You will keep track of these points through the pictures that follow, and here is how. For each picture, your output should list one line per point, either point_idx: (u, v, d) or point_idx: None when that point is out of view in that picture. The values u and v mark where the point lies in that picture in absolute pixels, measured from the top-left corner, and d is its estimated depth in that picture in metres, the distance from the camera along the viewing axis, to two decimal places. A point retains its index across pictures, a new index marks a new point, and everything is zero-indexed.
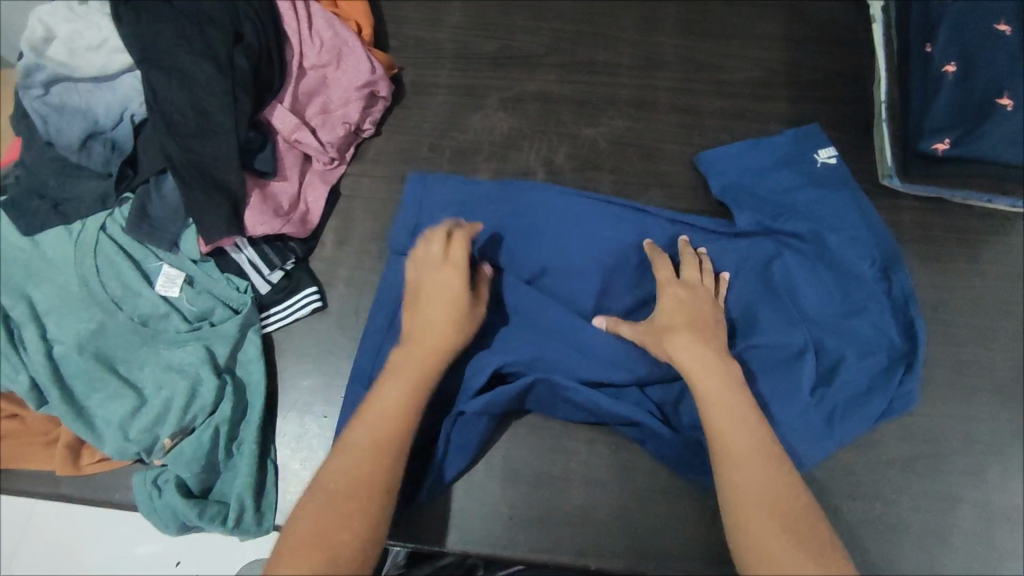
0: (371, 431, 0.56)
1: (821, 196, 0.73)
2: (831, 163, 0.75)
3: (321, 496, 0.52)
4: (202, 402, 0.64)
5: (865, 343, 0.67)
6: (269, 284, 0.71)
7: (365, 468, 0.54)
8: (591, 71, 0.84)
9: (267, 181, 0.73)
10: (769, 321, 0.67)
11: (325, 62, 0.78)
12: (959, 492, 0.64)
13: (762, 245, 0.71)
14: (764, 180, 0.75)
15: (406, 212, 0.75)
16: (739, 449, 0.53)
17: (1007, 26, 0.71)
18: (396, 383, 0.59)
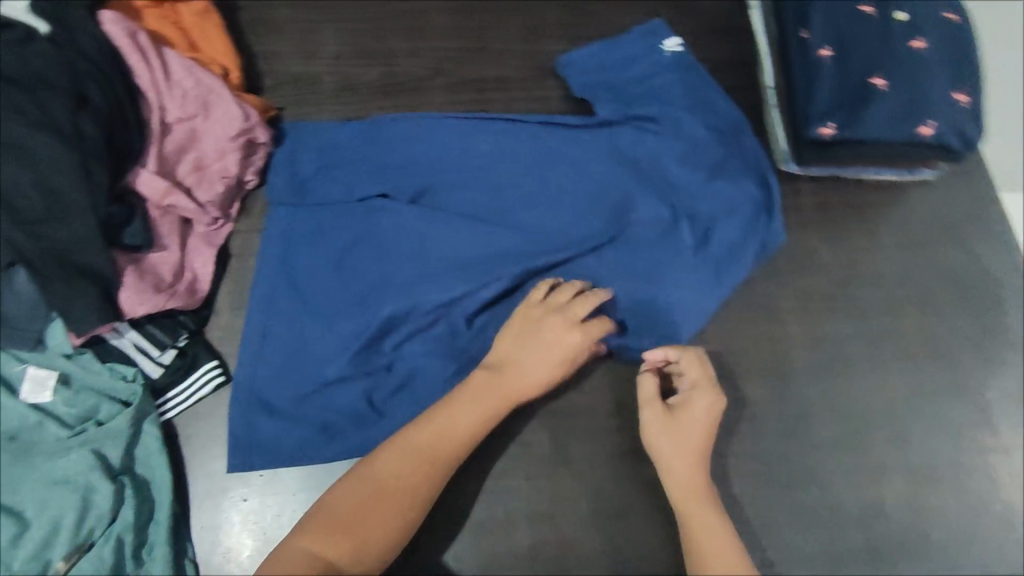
0: (440, 417, 0.58)
1: (686, 98, 0.78)
2: (678, 51, 0.81)
3: (369, 473, 0.55)
4: (98, 512, 0.58)
5: (731, 199, 0.74)
6: (161, 367, 0.65)
7: (433, 450, 0.56)
8: (479, 89, 0.84)
9: (143, 254, 0.67)
10: (639, 198, 0.73)
11: (190, 113, 0.72)
12: (886, 463, 0.66)
13: (624, 133, 0.76)
14: (618, 85, 0.80)
15: (279, 165, 0.76)
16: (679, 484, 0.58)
17: (869, 7, 0.73)
18: (473, 401, 0.59)
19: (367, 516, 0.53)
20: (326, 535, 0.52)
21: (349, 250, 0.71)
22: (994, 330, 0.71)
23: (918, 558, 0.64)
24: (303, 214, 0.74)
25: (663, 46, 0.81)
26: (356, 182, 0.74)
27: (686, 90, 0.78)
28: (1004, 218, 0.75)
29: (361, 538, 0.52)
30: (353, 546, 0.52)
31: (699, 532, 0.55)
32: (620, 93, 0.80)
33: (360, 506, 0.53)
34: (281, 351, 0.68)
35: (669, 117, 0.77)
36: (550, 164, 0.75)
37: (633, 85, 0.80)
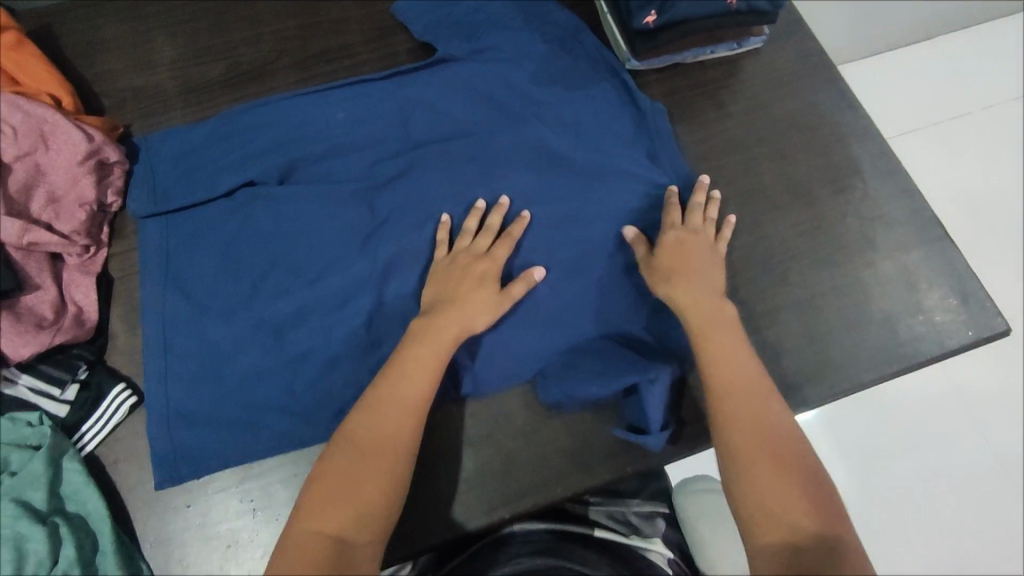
0: (399, 391, 0.59)
1: (526, 26, 0.80)
2: None
3: (348, 453, 0.56)
4: (37, 558, 0.57)
5: (583, 117, 0.77)
6: (67, 404, 0.63)
7: (404, 415, 0.58)
8: (327, 61, 0.84)
9: (15, 299, 0.64)
10: (501, 129, 0.76)
11: (29, 148, 0.69)
12: (777, 301, 0.72)
13: (472, 68, 0.78)
14: (460, 26, 0.81)
15: (138, 180, 0.74)
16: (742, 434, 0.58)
17: None
18: (421, 350, 0.61)
19: (364, 487, 0.55)
20: (329, 517, 0.53)
21: (229, 245, 0.71)
22: (840, 163, 0.79)
23: (823, 376, 0.69)
24: (173, 218, 0.72)
25: None
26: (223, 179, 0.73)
27: (522, 15, 0.81)
28: (830, 66, 0.84)
29: (364, 508, 0.54)
30: (356, 521, 0.54)
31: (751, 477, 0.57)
32: (465, 34, 0.80)
33: (353, 476, 0.55)
34: (186, 360, 0.67)
35: (510, 47, 0.79)
36: (414, 124, 0.76)
37: (474, 24, 0.81)
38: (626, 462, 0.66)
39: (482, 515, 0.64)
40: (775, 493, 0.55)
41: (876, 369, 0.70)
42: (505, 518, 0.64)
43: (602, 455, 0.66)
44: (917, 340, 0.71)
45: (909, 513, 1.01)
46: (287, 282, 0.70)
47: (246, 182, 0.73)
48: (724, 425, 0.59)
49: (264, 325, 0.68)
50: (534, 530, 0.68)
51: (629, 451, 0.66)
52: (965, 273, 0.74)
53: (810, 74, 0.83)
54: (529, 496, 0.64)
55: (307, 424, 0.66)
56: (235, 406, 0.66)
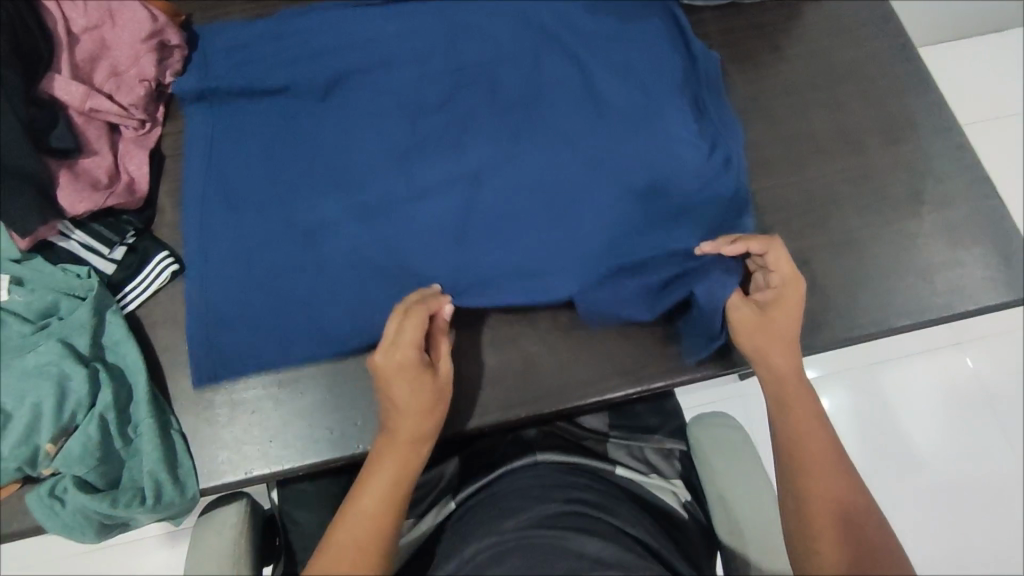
0: (380, 482, 0.56)
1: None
2: None
3: (338, 558, 0.53)
4: (77, 397, 0.59)
5: (638, 42, 0.75)
6: (114, 263, 0.66)
7: (384, 510, 0.56)
8: None
9: (74, 160, 0.67)
10: (552, 50, 0.75)
11: (96, 22, 0.72)
12: (812, 243, 0.71)
13: None
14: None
15: (194, 67, 0.76)
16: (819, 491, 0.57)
17: None
18: (403, 420, 0.58)
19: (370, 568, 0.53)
20: None
21: (272, 135, 0.73)
22: (893, 115, 0.77)
23: (852, 319, 0.69)
24: (222, 104, 0.74)
25: None
26: (275, 75, 0.74)
27: None
28: (893, 20, 0.82)
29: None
30: None
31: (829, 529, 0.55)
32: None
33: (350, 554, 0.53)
34: (223, 238, 0.68)
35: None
36: (466, 36, 0.76)
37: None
38: (642, 380, 0.67)
39: (496, 415, 0.65)
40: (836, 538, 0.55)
41: (908, 316, 0.69)
42: (520, 418, 0.65)
43: (620, 370, 0.67)
44: (954, 294, 0.70)
45: (908, 488, 1.03)
46: (327, 174, 0.71)
47: (296, 76, 0.74)
48: (792, 430, 0.60)
49: (302, 212, 0.69)
50: (555, 462, 0.69)
51: (646, 370, 0.67)
52: (1012, 235, 0.73)
53: (872, 26, 0.82)
54: (544, 399, 0.66)
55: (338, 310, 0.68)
56: (267, 286, 0.67)
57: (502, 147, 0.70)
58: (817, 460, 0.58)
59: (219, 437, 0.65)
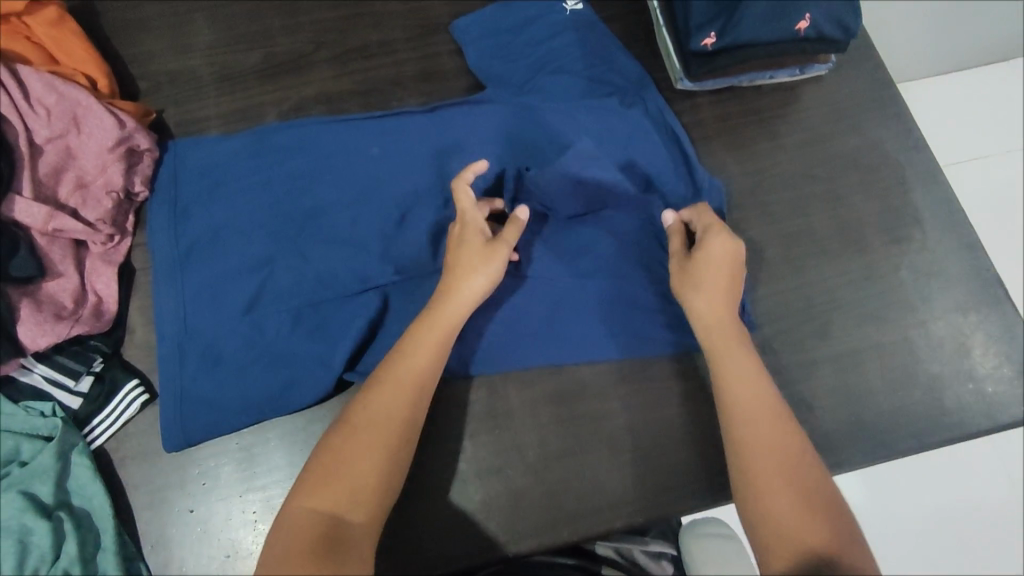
0: (402, 369, 0.57)
1: (578, 41, 0.76)
2: (578, 9, 0.78)
3: (356, 423, 0.55)
4: (39, 552, 0.57)
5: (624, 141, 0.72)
6: (80, 397, 0.63)
7: (416, 378, 0.57)
8: (366, 56, 0.80)
9: (37, 285, 0.64)
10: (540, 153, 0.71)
11: (61, 131, 0.68)
12: (814, 355, 0.68)
13: (511, 80, 0.75)
14: (508, 36, 0.78)
15: (163, 171, 0.73)
16: (757, 440, 0.56)
17: None
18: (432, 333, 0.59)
19: (358, 471, 0.53)
20: (323, 493, 0.52)
21: (248, 250, 0.68)
22: (898, 210, 0.73)
23: (858, 441, 0.65)
24: (195, 217, 0.69)
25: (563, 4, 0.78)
26: (253, 183, 0.70)
27: (575, 31, 0.77)
28: (898, 101, 0.78)
29: (359, 506, 0.52)
30: (352, 500, 0.52)
31: (765, 500, 0.53)
32: (517, 52, 0.77)
33: (352, 460, 0.53)
34: (202, 372, 0.65)
35: (554, 59, 0.76)
36: (452, 137, 0.72)
37: (521, 34, 0.78)
38: (640, 512, 0.63)
39: (485, 553, 0.61)
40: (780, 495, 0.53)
41: (913, 438, 0.65)
42: (509, 555, 0.61)
43: (615, 500, 0.63)
44: (962, 411, 0.67)
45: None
46: (308, 292, 0.66)
47: (276, 180, 0.70)
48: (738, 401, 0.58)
49: (280, 336, 0.65)
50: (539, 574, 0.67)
51: (640, 500, 0.63)
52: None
53: (877, 110, 0.77)
54: (534, 535, 0.62)
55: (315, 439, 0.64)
56: (249, 419, 0.64)
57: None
58: (768, 450, 0.55)
59: None
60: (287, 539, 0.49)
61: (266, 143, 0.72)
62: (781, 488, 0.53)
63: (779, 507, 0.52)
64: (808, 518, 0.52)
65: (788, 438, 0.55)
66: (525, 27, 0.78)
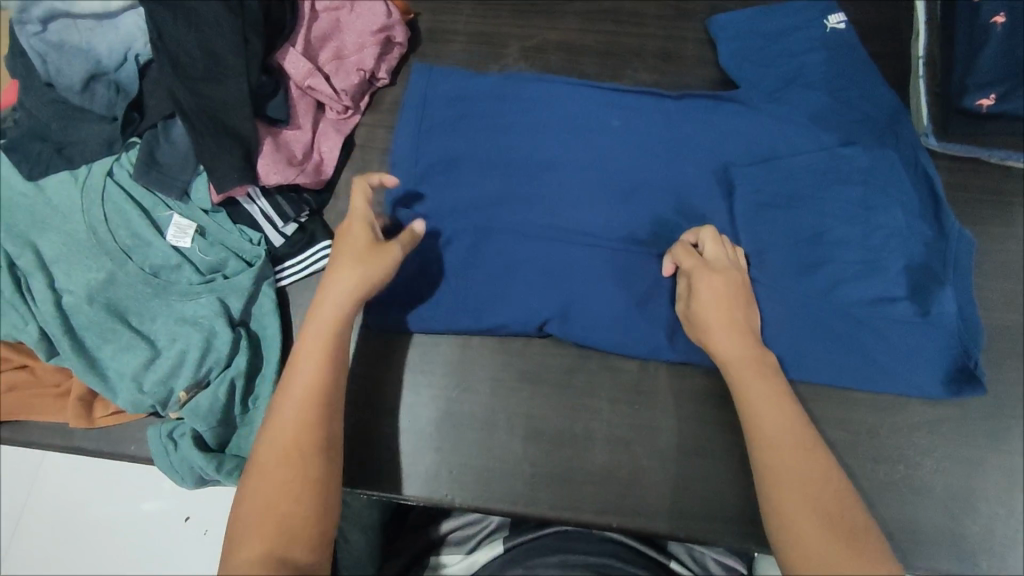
0: (288, 402, 0.54)
1: (830, 63, 0.73)
2: (840, 28, 0.74)
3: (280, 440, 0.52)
4: (217, 355, 0.63)
5: (866, 174, 0.68)
6: (283, 237, 0.69)
7: (297, 415, 0.53)
8: (615, 20, 0.81)
9: (279, 130, 0.71)
10: (771, 166, 0.69)
11: (338, 4, 0.74)
12: (985, 456, 0.64)
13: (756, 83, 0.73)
14: (763, 42, 0.75)
15: (414, 87, 0.75)
16: (777, 453, 0.53)
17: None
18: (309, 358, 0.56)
19: (254, 503, 0.50)
20: (259, 523, 0.48)
21: (470, 169, 0.71)
22: None
23: (1003, 557, 0.61)
24: (433, 122, 0.73)
25: (825, 21, 0.75)
26: (496, 117, 0.73)
27: (836, 52, 0.73)
28: None
29: (280, 535, 0.48)
30: (278, 529, 0.48)
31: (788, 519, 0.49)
32: (768, 58, 0.74)
33: (270, 485, 0.50)
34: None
35: (805, 74, 0.72)
36: (679, 125, 0.72)
37: (774, 43, 0.75)
38: (755, 538, 0.61)
39: (596, 514, 0.62)
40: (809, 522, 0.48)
41: None
42: (613, 526, 0.62)
43: (732, 516, 0.62)
44: None
45: None
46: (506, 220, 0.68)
47: (513, 121, 0.73)
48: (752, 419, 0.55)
49: (474, 252, 0.68)
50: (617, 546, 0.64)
51: (760, 527, 0.61)
52: None
53: None
54: (645, 517, 0.62)
55: (466, 350, 0.68)
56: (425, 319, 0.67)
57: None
58: (788, 473, 0.51)
59: None
60: (241, 529, 0.49)
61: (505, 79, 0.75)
62: (811, 515, 0.49)
63: (792, 510, 0.49)
64: (848, 551, 0.47)
65: (806, 467, 0.51)
66: (782, 36, 0.75)
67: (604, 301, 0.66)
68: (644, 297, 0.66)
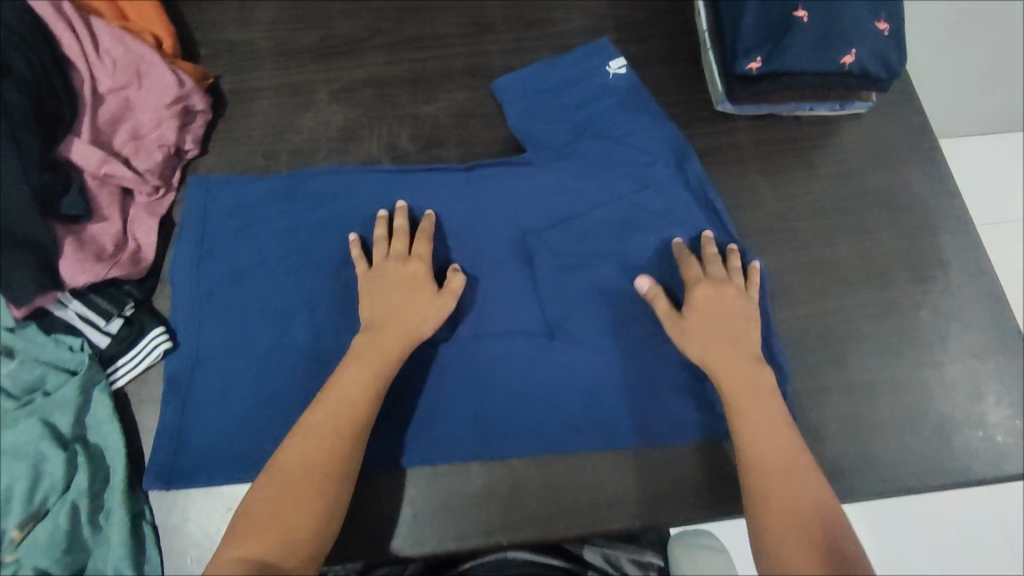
0: (330, 416, 0.59)
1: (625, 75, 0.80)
2: (621, 73, 0.80)
3: (293, 457, 0.57)
4: (50, 479, 0.59)
5: (661, 176, 0.76)
6: (108, 336, 0.65)
7: (339, 426, 0.59)
8: (418, 47, 0.83)
9: (83, 225, 0.67)
10: (576, 178, 0.76)
11: (122, 83, 0.72)
12: (827, 383, 0.68)
13: (577, 95, 0.79)
14: (550, 78, 0.80)
15: (188, 221, 0.72)
16: (771, 476, 0.57)
17: (803, 11, 0.70)
18: (357, 367, 0.61)
19: (292, 513, 0.55)
20: (263, 538, 0.54)
21: (272, 261, 0.71)
22: (922, 251, 0.74)
23: (863, 474, 0.66)
24: (219, 244, 0.71)
25: (607, 67, 0.80)
26: (290, 223, 0.72)
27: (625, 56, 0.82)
28: (935, 146, 0.79)
29: (295, 546, 0.54)
30: (286, 540, 0.54)
31: (780, 534, 0.54)
32: (562, 83, 0.80)
33: (294, 503, 0.55)
34: (209, 374, 0.66)
35: (597, 77, 0.80)
36: (481, 176, 0.75)
37: (563, 86, 0.80)
38: (633, 517, 0.65)
39: (480, 534, 0.65)
40: (793, 542, 0.54)
41: (918, 477, 0.66)
42: (503, 543, 0.64)
43: (606, 502, 0.66)
44: (973, 457, 0.67)
45: None
46: (329, 284, 0.70)
47: (304, 226, 0.72)
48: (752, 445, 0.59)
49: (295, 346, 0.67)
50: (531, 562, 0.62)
51: (637, 504, 0.66)
52: None
53: (911, 148, 0.79)
54: (529, 527, 0.64)
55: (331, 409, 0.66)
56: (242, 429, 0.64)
57: (507, 268, 0.72)
58: (779, 488, 0.56)
59: (191, 532, 0.64)
60: (248, 534, 0.54)
61: (285, 179, 0.74)
62: (795, 531, 0.54)
63: (775, 520, 0.55)
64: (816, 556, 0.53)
65: (800, 482, 0.57)
66: (568, 83, 0.80)
67: (438, 386, 0.68)
68: (472, 369, 0.69)
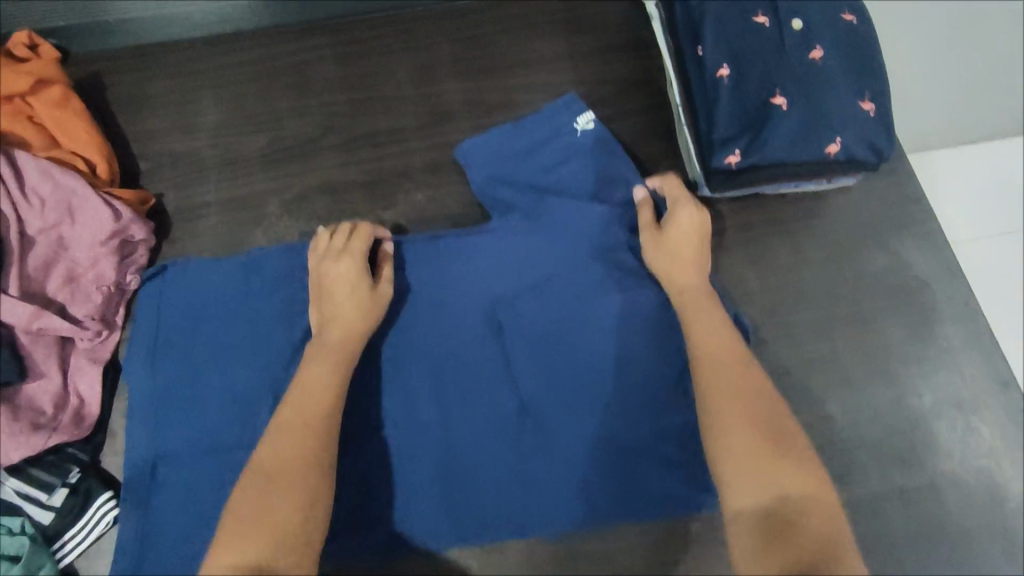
0: (299, 414, 0.56)
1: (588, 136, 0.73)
2: (591, 128, 0.73)
3: (266, 457, 0.53)
4: None
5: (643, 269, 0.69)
6: (51, 511, 0.60)
7: (310, 413, 0.56)
8: (375, 144, 0.78)
9: (17, 388, 0.62)
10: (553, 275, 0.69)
11: (53, 222, 0.66)
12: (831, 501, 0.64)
13: (538, 165, 0.73)
14: (514, 142, 0.73)
15: (138, 332, 0.67)
16: (711, 362, 0.57)
17: (782, 97, 0.65)
18: (317, 364, 0.59)
19: (274, 506, 0.50)
20: (249, 544, 0.48)
21: (228, 389, 0.64)
22: (924, 338, 0.69)
23: None
24: (169, 359, 0.65)
25: (576, 123, 0.73)
26: (242, 332, 0.66)
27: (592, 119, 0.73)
28: (929, 217, 0.74)
29: (278, 526, 0.49)
30: (280, 544, 0.49)
31: (726, 440, 0.52)
32: (525, 144, 0.73)
33: (273, 498, 0.51)
34: (164, 537, 0.60)
35: (563, 137, 0.73)
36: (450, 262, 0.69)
37: (528, 142, 0.73)
38: None
39: None
40: (747, 443, 0.51)
41: None
42: None
43: None
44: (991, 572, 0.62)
45: None
46: None
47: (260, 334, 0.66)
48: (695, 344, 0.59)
49: None
50: None
51: None
52: None
53: (905, 222, 0.74)
54: None
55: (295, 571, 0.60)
56: None
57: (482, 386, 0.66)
58: (728, 397, 0.54)
59: None
60: (230, 539, 0.49)
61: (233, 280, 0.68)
62: (746, 429, 0.52)
63: (727, 423, 0.53)
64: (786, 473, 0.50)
65: (748, 384, 0.55)
66: (533, 141, 0.73)
67: (418, 502, 0.63)
68: (452, 489, 0.63)
